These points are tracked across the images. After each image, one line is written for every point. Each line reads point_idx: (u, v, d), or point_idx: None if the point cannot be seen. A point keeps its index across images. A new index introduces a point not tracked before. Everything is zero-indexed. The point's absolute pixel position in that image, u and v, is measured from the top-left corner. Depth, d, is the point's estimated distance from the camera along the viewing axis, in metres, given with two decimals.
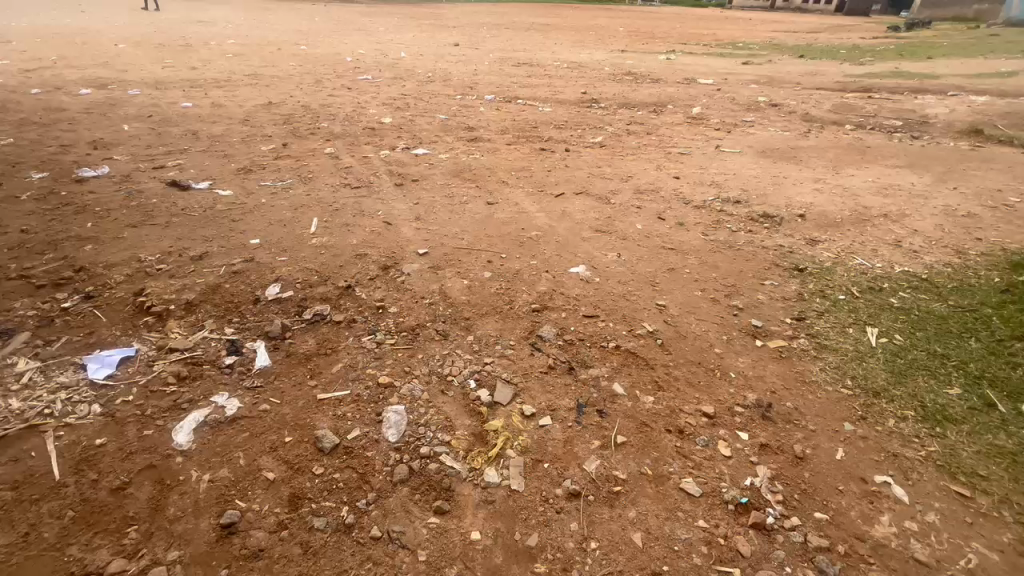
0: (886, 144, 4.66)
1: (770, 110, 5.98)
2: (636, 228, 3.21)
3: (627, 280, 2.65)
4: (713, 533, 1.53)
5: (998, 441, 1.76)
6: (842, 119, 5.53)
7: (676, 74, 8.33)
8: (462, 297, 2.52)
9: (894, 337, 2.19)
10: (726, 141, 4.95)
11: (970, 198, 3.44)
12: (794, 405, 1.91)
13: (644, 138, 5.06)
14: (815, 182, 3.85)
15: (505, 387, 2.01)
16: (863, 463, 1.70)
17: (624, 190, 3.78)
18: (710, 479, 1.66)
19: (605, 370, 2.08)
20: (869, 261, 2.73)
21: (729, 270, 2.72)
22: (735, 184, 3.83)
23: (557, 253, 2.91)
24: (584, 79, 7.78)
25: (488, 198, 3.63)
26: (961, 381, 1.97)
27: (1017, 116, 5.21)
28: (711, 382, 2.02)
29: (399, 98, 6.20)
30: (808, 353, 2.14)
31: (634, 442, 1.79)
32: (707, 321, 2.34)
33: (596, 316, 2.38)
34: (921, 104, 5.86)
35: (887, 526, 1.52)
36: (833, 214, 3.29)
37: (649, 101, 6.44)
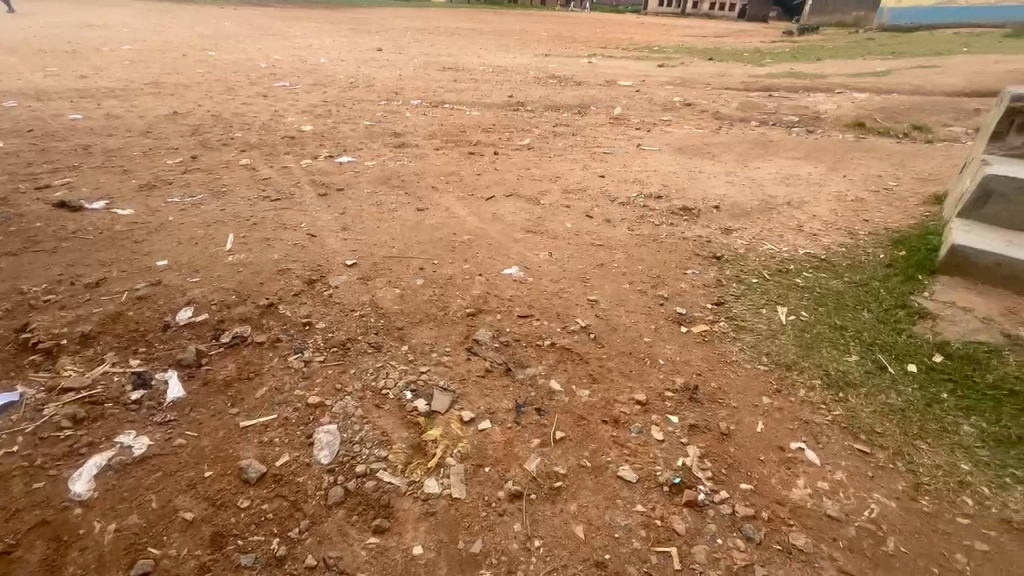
0: (785, 139, 5.09)
1: (685, 109, 6.35)
2: (566, 227, 3.28)
3: (560, 278, 2.70)
4: (650, 516, 1.58)
5: (890, 399, 1.95)
6: (748, 116, 5.97)
7: (598, 76, 8.63)
8: (394, 306, 2.46)
9: (800, 314, 2.39)
10: (647, 140, 5.19)
11: (857, 184, 3.83)
12: (718, 385, 2.03)
13: (570, 139, 5.20)
14: (727, 175, 4.13)
15: (442, 394, 1.98)
16: (780, 433, 1.83)
17: (553, 191, 3.86)
18: (645, 464, 1.72)
19: (541, 368, 2.10)
20: (777, 245, 2.96)
21: (654, 262, 2.86)
22: (655, 181, 4.02)
23: (490, 255, 2.91)
24: (510, 82, 7.89)
25: (418, 204, 3.57)
26: (858, 349, 2.18)
27: (891, 110, 5.88)
28: (643, 370, 2.10)
29: (320, 105, 5.97)
30: (728, 335, 2.29)
31: (572, 436, 1.82)
32: (635, 312, 2.43)
33: (531, 315, 2.40)
34: (813, 101, 6.46)
35: (802, 489, 1.64)
36: (744, 203, 3.54)
37: (573, 103, 6.63)
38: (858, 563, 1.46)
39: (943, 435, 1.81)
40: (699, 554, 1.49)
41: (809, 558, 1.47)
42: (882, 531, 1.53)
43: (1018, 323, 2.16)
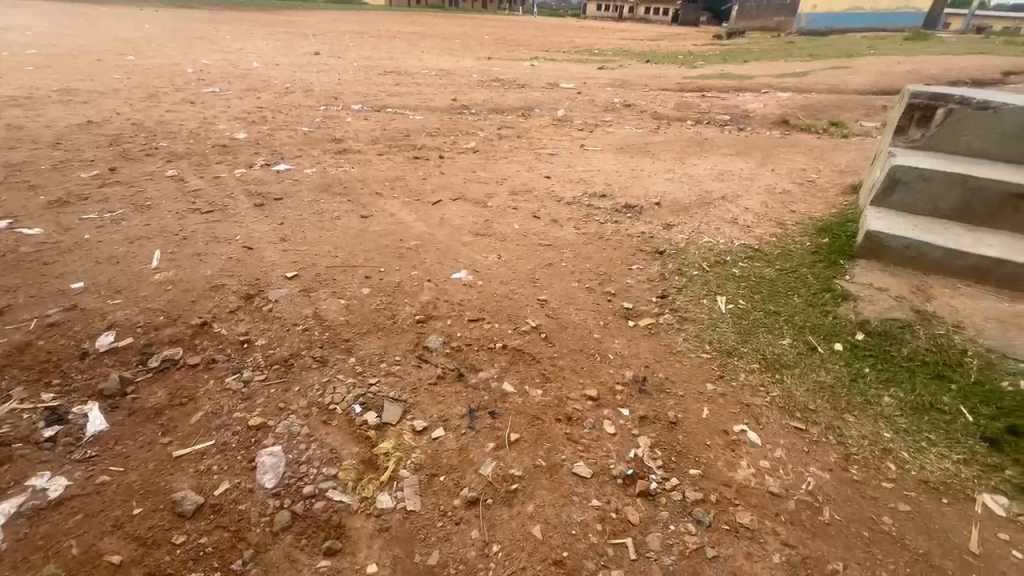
0: (719, 136, 5.36)
1: (625, 110, 6.55)
2: (514, 228, 3.29)
3: (509, 280, 2.71)
4: (605, 509, 1.60)
5: (821, 377, 2.08)
6: (684, 115, 6.24)
7: (540, 79, 8.74)
8: (340, 318, 2.38)
9: (738, 302, 2.51)
10: (590, 140, 5.31)
11: (784, 177, 4.09)
12: (665, 375, 2.09)
13: (515, 141, 5.23)
14: (666, 172, 4.29)
15: (393, 404, 1.93)
16: (724, 417, 1.91)
17: (499, 193, 3.86)
18: (598, 458, 1.75)
19: (494, 371, 2.09)
20: (714, 238, 3.10)
21: (601, 259, 2.92)
22: (599, 180, 4.11)
23: (438, 260, 2.88)
24: (454, 85, 7.85)
25: (362, 211, 3.48)
26: (791, 332, 2.31)
27: (811, 108, 6.32)
28: (593, 366, 2.14)
29: (254, 112, 5.70)
30: (673, 326, 2.37)
31: (527, 437, 1.82)
32: (584, 310, 2.47)
33: (481, 318, 2.39)
34: (743, 100, 6.84)
35: (746, 469, 1.72)
36: (683, 199, 3.69)
37: (517, 105, 6.69)
38: (799, 534, 1.54)
39: (867, 407, 1.95)
40: (653, 542, 1.52)
41: (755, 534, 1.54)
42: (819, 502, 1.63)
43: (926, 299, 2.36)
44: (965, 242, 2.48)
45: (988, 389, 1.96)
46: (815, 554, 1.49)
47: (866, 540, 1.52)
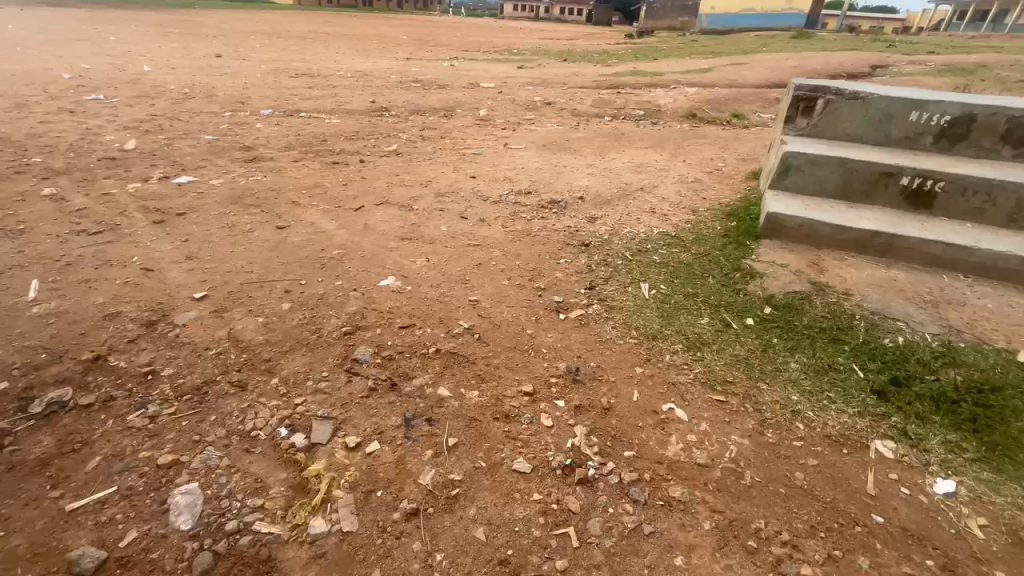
0: (634, 131, 5.60)
1: (545, 108, 6.67)
2: (441, 231, 3.25)
3: (439, 283, 2.67)
4: (547, 502, 1.62)
5: (736, 350, 2.24)
6: (601, 112, 6.46)
7: (461, 79, 8.71)
8: (258, 337, 2.22)
9: (660, 288, 2.65)
10: (513, 139, 5.35)
11: (695, 167, 4.36)
12: (596, 364, 2.16)
13: (438, 142, 5.17)
14: (588, 167, 4.42)
15: (323, 423, 1.84)
16: (653, 398, 2.00)
17: (424, 196, 3.79)
18: (537, 452, 1.77)
19: (428, 377, 2.06)
20: (635, 228, 3.24)
21: (529, 256, 2.95)
22: (525, 177, 4.17)
23: (363, 268, 2.77)
24: (372, 87, 7.62)
25: (278, 221, 3.28)
26: (708, 311, 2.47)
27: (715, 101, 6.78)
28: (528, 361, 2.16)
29: (147, 120, 5.20)
30: (602, 315, 2.45)
31: (465, 440, 1.81)
32: (516, 307, 2.49)
33: (412, 324, 2.34)
34: (654, 96, 7.20)
35: (675, 446, 1.81)
36: (605, 192, 3.83)
37: (438, 106, 6.61)
38: (725, 499, 1.64)
39: (777, 374, 2.12)
40: (595, 527, 1.56)
41: (687, 506, 1.62)
42: (741, 467, 1.74)
43: (820, 271, 2.60)
44: (848, 217, 2.76)
45: (875, 347, 2.19)
46: (741, 515, 1.59)
47: (783, 495, 1.65)
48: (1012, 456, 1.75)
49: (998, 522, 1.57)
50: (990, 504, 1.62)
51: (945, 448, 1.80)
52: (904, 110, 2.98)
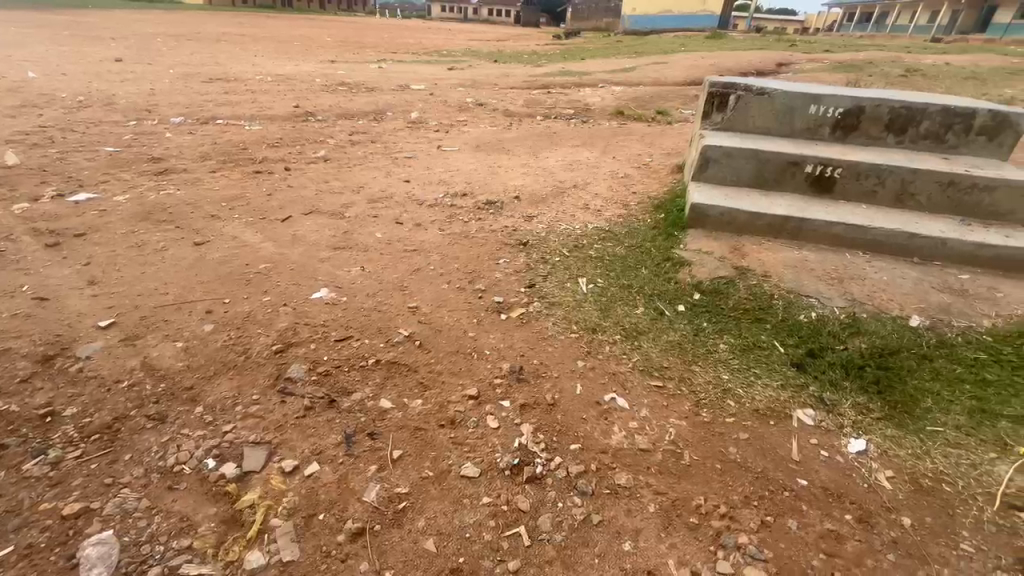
0: (566, 130, 5.73)
1: (478, 109, 6.67)
2: (375, 238, 3.15)
3: (375, 291, 2.59)
4: (497, 504, 1.61)
5: (670, 336, 2.35)
6: (533, 112, 6.55)
7: (390, 82, 8.53)
8: (177, 364, 2.06)
9: (596, 281, 2.72)
10: (447, 141, 5.31)
11: (624, 163, 4.52)
12: (539, 361, 2.18)
13: (369, 147, 5.02)
14: (522, 167, 4.47)
15: (256, 449, 1.74)
16: (595, 390, 2.05)
17: (357, 202, 3.67)
18: (484, 455, 1.76)
19: (369, 390, 1.99)
20: (571, 224, 3.31)
21: (468, 258, 2.94)
22: (460, 179, 4.14)
23: (294, 281, 2.64)
24: (295, 91, 7.29)
25: (195, 237, 3.05)
26: (643, 301, 2.57)
27: (640, 99, 7.07)
28: (471, 364, 2.14)
29: (34, 132, 4.67)
30: (542, 312, 2.48)
31: (410, 451, 1.77)
32: (457, 310, 2.47)
33: (349, 336, 2.25)
34: (583, 95, 7.41)
35: (619, 434, 1.86)
36: (540, 191, 3.88)
37: (367, 110, 6.42)
38: (667, 481, 1.70)
39: (708, 356, 2.24)
40: (545, 523, 1.57)
41: (632, 491, 1.67)
42: (680, 447, 1.82)
43: (741, 256, 2.77)
44: (762, 205, 2.96)
45: (792, 322, 2.37)
46: (682, 495, 1.66)
47: (719, 471, 1.74)
48: (910, 412, 1.95)
49: (902, 472, 1.74)
50: (894, 457, 1.79)
51: (855, 410, 1.98)
52: (804, 103, 3.24)
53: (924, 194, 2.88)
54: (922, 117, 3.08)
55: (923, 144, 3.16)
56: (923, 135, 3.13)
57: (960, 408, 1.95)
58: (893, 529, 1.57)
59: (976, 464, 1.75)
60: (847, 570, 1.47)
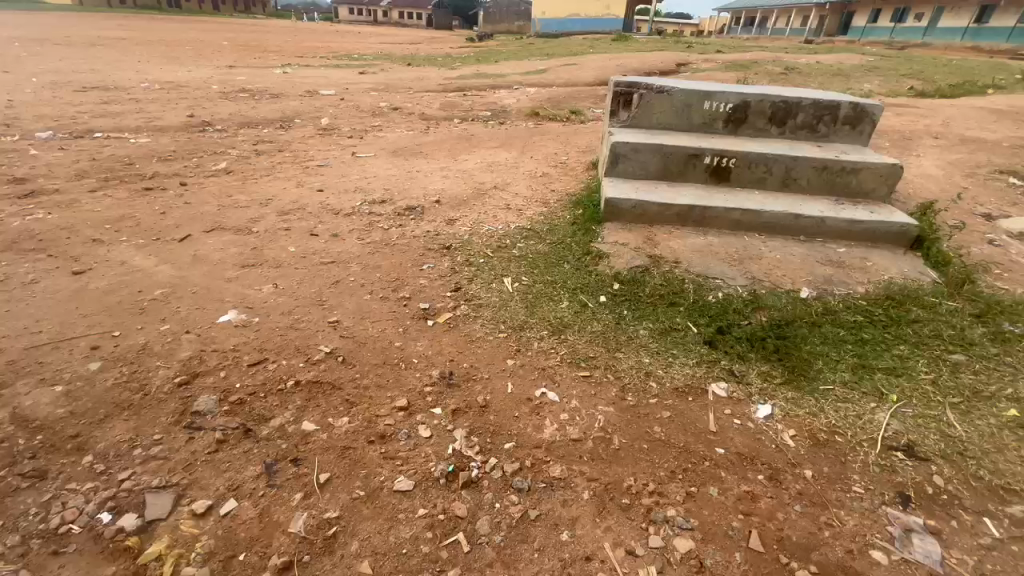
0: (483, 132, 5.76)
1: (392, 113, 6.51)
2: (288, 252, 2.98)
3: (291, 308, 2.44)
4: (433, 514, 1.58)
5: (594, 327, 2.43)
6: (449, 115, 6.52)
7: (297, 87, 8.12)
8: (57, 411, 1.81)
9: (521, 280, 2.76)
10: (362, 147, 5.13)
11: (542, 162, 4.63)
12: (469, 364, 2.17)
13: (276, 156, 4.74)
14: (441, 170, 4.43)
15: (160, 495, 1.57)
16: (526, 386, 2.07)
17: (265, 216, 3.45)
18: (418, 466, 1.72)
19: (289, 414, 1.87)
20: (493, 225, 3.33)
21: (390, 266, 2.86)
22: (377, 186, 4.02)
23: (198, 305, 2.43)
24: (188, 99, 6.71)
25: (74, 265, 2.71)
26: (567, 295, 2.64)
27: (554, 100, 7.28)
28: (399, 375, 2.08)
29: None
30: (469, 314, 2.48)
31: (338, 472, 1.68)
32: (381, 321, 2.39)
33: (264, 359, 2.11)
34: (498, 97, 7.49)
35: (550, 427, 1.90)
36: (461, 194, 3.87)
37: (272, 117, 6.05)
38: (599, 467, 1.76)
39: (629, 342, 2.35)
40: (484, 526, 1.56)
41: (567, 481, 1.70)
42: (609, 433, 1.89)
43: (654, 244, 2.94)
44: (669, 196, 3.15)
45: (702, 303, 2.54)
46: (613, 478, 1.72)
47: (646, 450, 1.83)
48: (806, 374, 2.17)
49: (802, 430, 1.93)
50: (795, 417, 1.98)
51: (761, 378, 2.16)
52: (699, 100, 3.48)
53: (804, 178, 3.21)
54: (798, 110, 3.43)
55: (801, 134, 3.52)
56: (800, 126, 3.49)
57: (846, 365, 2.20)
58: (798, 482, 1.73)
59: (860, 414, 1.98)
60: (763, 525, 1.58)
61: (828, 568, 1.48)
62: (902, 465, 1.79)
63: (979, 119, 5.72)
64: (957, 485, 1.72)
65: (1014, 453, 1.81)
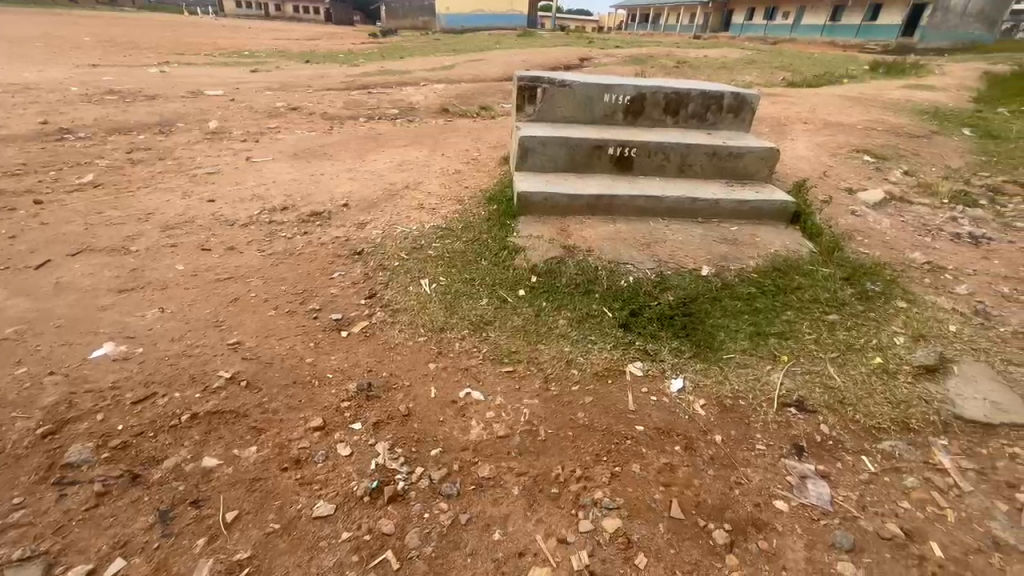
0: (392, 130, 5.57)
1: (291, 114, 6.10)
2: (176, 271, 2.68)
3: (182, 334, 2.19)
4: (358, 536, 1.49)
5: (516, 321, 2.44)
6: (354, 114, 6.23)
7: (178, 87, 7.35)
8: None
9: (439, 280, 2.70)
10: (258, 151, 4.75)
11: (454, 159, 4.57)
12: (389, 373, 2.08)
13: (156, 165, 4.25)
14: (348, 172, 4.22)
15: (25, 568, 1.34)
16: (449, 389, 2.03)
17: (145, 232, 3.07)
18: (339, 487, 1.62)
19: (186, 452, 1.69)
20: (406, 227, 3.23)
21: (297, 277, 2.67)
22: (277, 192, 3.74)
23: (64, 340, 2.11)
24: (40, 103, 5.82)
25: None
26: (487, 292, 2.63)
27: (463, 96, 7.22)
28: (312, 393, 1.95)
29: None
30: (386, 321, 2.38)
31: (248, 507, 1.54)
32: (289, 337, 2.23)
33: (152, 394, 1.88)
34: (405, 94, 7.29)
35: (476, 427, 1.88)
36: (370, 196, 3.71)
37: (148, 122, 5.41)
38: (527, 460, 1.77)
39: (550, 333, 2.38)
40: (413, 538, 1.50)
41: (496, 480, 1.69)
42: (535, 425, 1.91)
43: (567, 235, 3.01)
44: (578, 187, 3.24)
45: (616, 288, 2.65)
46: (542, 469, 1.74)
47: (572, 436, 1.87)
48: (711, 345, 2.34)
49: (710, 398, 2.07)
50: (704, 387, 2.12)
51: (672, 354, 2.29)
52: (600, 93, 3.60)
53: (698, 164, 3.45)
54: (688, 100, 3.67)
55: (692, 123, 3.77)
56: (691, 115, 3.74)
57: (744, 334, 2.40)
58: (710, 447, 1.85)
59: (759, 377, 2.17)
60: (681, 493, 1.68)
61: (740, 524, 1.59)
62: (795, 419, 1.99)
63: (838, 105, 6.49)
64: (839, 430, 1.94)
65: (881, 395, 2.08)
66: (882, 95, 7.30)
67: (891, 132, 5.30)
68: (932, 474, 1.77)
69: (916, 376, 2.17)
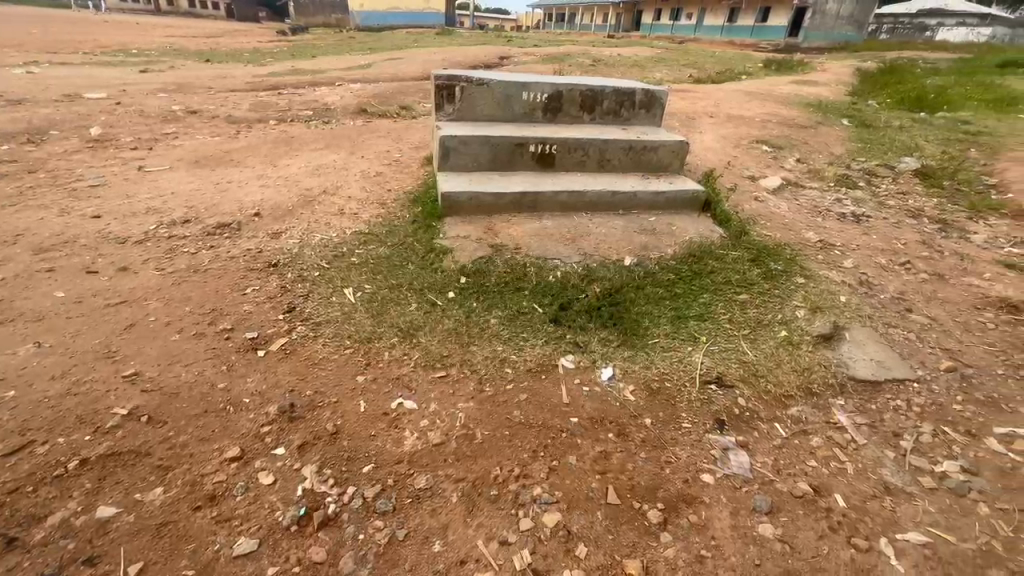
0: (306, 132, 5.28)
1: (189, 118, 5.60)
2: (55, 299, 2.36)
3: (65, 370, 1.93)
4: (286, 570, 1.39)
5: (447, 323, 2.40)
6: (263, 116, 5.83)
7: (50, 90, 6.51)
8: None
9: (364, 288, 2.59)
10: (152, 159, 4.31)
11: (374, 161, 4.41)
12: (313, 390, 1.96)
13: (25, 179, 3.72)
14: (258, 179, 3.94)
15: None
16: (380, 401, 1.95)
17: (14, 256, 2.68)
18: (262, 519, 1.50)
19: (75, 504, 1.48)
20: (326, 234, 3.07)
21: (204, 295, 2.45)
22: (176, 204, 3.41)
23: None
24: None
25: None
26: (416, 296, 2.56)
27: (382, 95, 7.00)
28: (227, 421, 1.79)
29: None
30: (308, 335, 2.25)
31: (156, 555, 1.39)
32: (197, 362, 2.04)
33: (29, 443, 1.63)
34: (319, 94, 6.94)
35: (410, 438, 1.82)
36: (284, 203, 3.48)
37: (12, 130, 4.73)
38: (465, 465, 1.74)
39: (482, 333, 2.36)
40: (348, 563, 1.43)
41: (434, 489, 1.65)
42: (471, 428, 1.88)
43: (494, 233, 3.01)
44: (502, 185, 3.24)
45: (545, 284, 2.68)
46: (481, 472, 1.72)
47: (509, 436, 1.86)
48: (637, 332, 2.43)
49: (639, 383, 2.15)
50: (632, 373, 2.20)
51: (602, 344, 2.35)
52: (518, 91, 3.62)
53: (616, 158, 3.58)
54: (603, 97, 3.79)
55: (608, 118, 3.90)
56: (606, 112, 3.86)
57: (667, 318, 2.52)
58: (641, 431, 1.92)
59: (682, 359, 2.28)
60: (616, 479, 1.73)
61: (671, 501, 1.67)
62: (716, 395, 2.11)
63: (739, 99, 7.02)
64: (754, 402, 2.09)
65: (788, 364, 2.26)
66: (775, 90, 7.98)
67: (783, 123, 5.80)
68: (833, 432, 1.96)
69: (815, 345, 2.39)
